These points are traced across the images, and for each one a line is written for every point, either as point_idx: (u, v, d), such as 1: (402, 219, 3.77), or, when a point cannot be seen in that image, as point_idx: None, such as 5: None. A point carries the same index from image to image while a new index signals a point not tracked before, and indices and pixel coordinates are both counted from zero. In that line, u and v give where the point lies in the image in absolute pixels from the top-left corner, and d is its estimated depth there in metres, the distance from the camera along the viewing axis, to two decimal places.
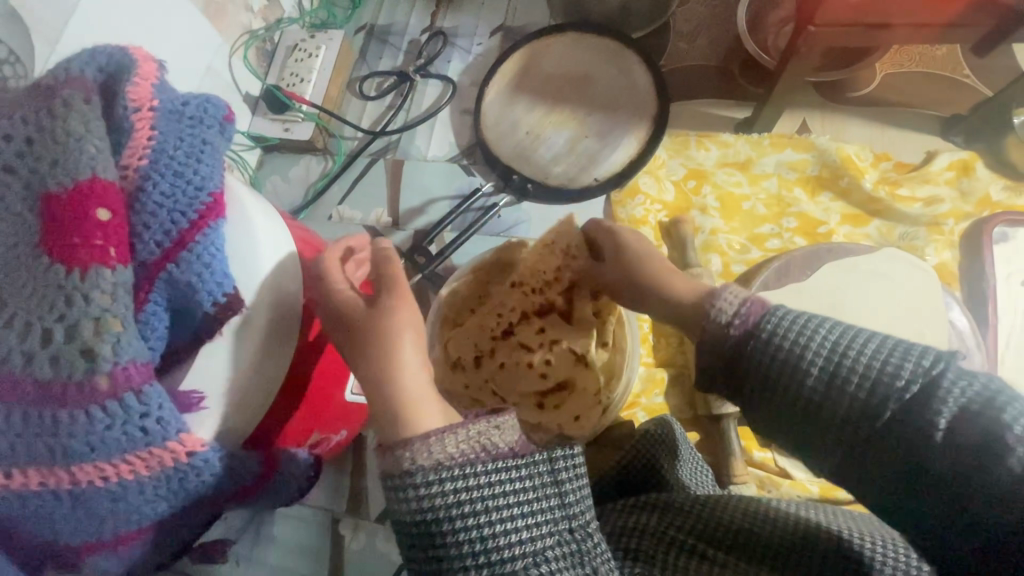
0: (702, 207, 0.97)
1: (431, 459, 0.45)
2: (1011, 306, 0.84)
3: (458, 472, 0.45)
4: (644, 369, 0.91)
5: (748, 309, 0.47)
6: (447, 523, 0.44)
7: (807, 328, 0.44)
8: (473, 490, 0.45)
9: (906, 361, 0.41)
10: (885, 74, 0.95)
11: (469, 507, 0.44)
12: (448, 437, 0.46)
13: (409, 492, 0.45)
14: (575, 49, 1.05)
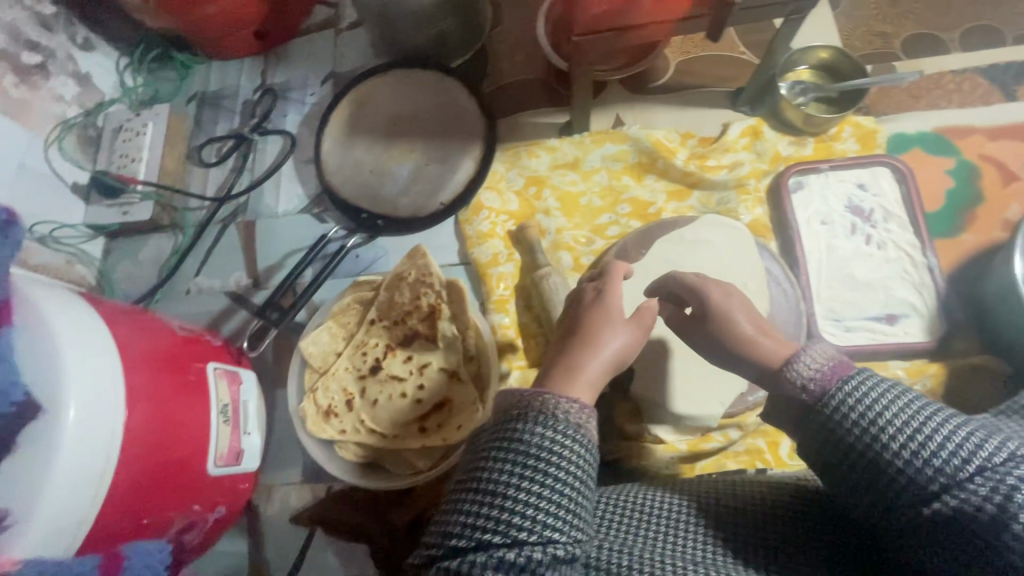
0: (545, 210, 1.03)
1: (564, 409, 0.54)
2: (816, 245, 0.95)
3: (570, 426, 0.53)
4: (521, 374, 0.93)
5: (829, 371, 0.52)
6: (526, 454, 0.51)
7: (880, 401, 0.48)
8: (558, 452, 0.52)
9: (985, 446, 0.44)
10: (677, 63, 1.06)
11: (550, 459, 0.51)
12: (574, 412, 0.54)
13: (519, 432, 0.53)
14: (401, 85, 1.10)
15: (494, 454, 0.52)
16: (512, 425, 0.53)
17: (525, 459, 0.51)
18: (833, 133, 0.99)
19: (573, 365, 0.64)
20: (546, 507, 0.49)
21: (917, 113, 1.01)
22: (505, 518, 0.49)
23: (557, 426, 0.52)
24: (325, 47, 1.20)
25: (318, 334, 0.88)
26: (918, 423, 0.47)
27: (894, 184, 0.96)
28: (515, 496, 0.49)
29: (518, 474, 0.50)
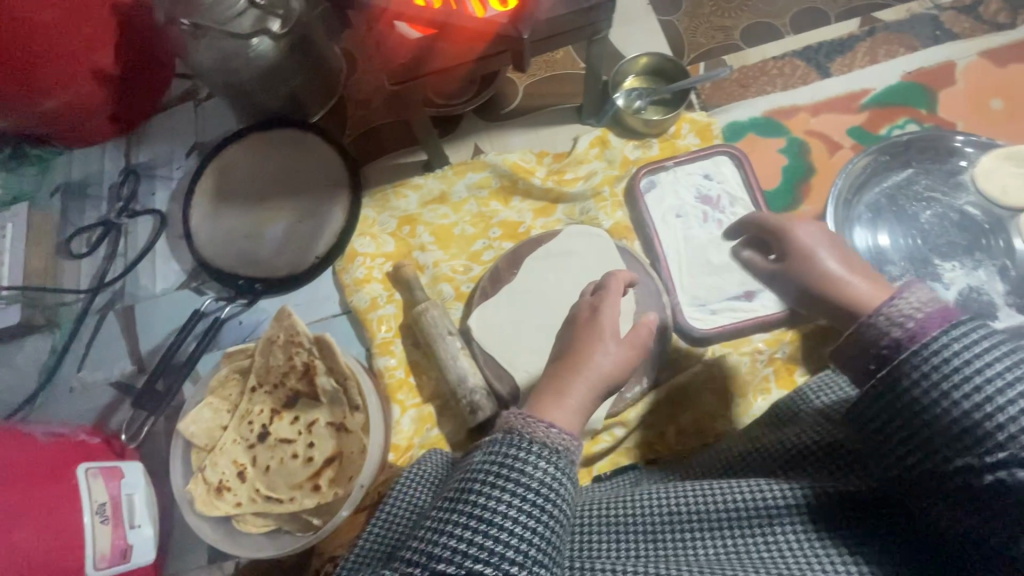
0: (421, 247, 1.05)
1: (546, 435, 0.54)
2: (672, 238, 1.01)
3: (552, 455, 0.53)
4: (416, 411, 0.94)
5: (926, 318, 0.48)
6: (522, 482, 0.51)
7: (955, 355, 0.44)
8: (529, 470, 0.52)
9: None
10: (525, 86, 1.11)
11: (517, 480, 0.51)
12: (549, 430, 0.54)
13: (498, 450, 0.54)
14: (262, 147, 1.11)
15: (484, 480, 0.52)
16: (511, 451, 0.53)
17: (522, 488, 0.51)
18: (674, 131, 1.05)
19: (562, 388, 0.61)
20: (535, 533, 0.49)
21: (747, 101, 1.08)
22: (496, 550, 0.48)
23: (545, 455, 0.53)
24: (186, 120, 1.20)
25: (199, 411, 0.87)
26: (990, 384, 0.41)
27: (734, 169, 1.03)
28: (505, 525, 0.49)
29: (507, 501, 0.50)
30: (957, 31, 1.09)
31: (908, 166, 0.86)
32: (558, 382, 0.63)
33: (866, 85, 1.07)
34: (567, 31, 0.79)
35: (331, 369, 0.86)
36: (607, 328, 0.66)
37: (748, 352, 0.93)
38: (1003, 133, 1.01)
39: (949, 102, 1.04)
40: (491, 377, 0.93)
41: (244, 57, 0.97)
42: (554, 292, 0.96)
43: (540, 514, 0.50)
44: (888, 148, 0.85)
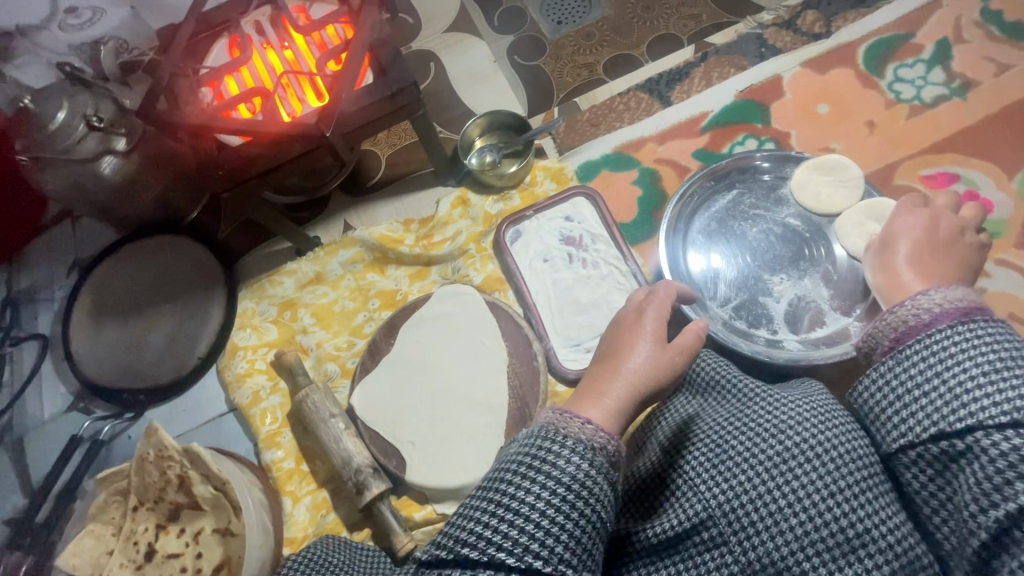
0: (303, 330, 1.06)
1: (582, 431, 0.55)
2: (542, 283, 1.03)
3: (594, 451, 0.54)
4: (310, 499, 0.94)
5: (942, 315, 0.55)
6: (555, 477, 0.53)
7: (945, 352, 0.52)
8: (565, 473, 0.53)
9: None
10: (387, 157, 1.15)
11: (551, 483, 0.52)
12: (593, 427, 0.56)
13: (544, 445, 0.55)
14: (136, 257, 1.12)
15: (518, 472, 0.54)
16: (547, 445, 0.54)
17: (556, 484, 0.52)
18: (530, 180, 1.10)
19: (600, 387, 0.62)
20: (565, 530, 0.51)
21: (598, 139, 1.13)
22: (522, 541, 0.50)
23: (585, 451, 0.54)
24: (64, 237, 1.21)
25: (80, 541, 0.85)
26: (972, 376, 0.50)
27: (591, 208, 1.06)
28: (536, 518, 0.51)
29: (537, 497, 0.52)
30: (780, 46, 1.16)
31: (732, 187, 0.90)
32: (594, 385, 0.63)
33: (705, 108, 1.13)
34: (380, 117, 0.83)
35: (208, 476, 0.85)
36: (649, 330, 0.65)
37: None
38: (833, 135, 1.07)
39: (781, 113, 1.10)
40: (378, 453, 0.94)
41: (94, 177, 0.99)
42: (430, 357, 0.97)
43: (573, 511, 0.52)
44: (710, 173, 0.90)
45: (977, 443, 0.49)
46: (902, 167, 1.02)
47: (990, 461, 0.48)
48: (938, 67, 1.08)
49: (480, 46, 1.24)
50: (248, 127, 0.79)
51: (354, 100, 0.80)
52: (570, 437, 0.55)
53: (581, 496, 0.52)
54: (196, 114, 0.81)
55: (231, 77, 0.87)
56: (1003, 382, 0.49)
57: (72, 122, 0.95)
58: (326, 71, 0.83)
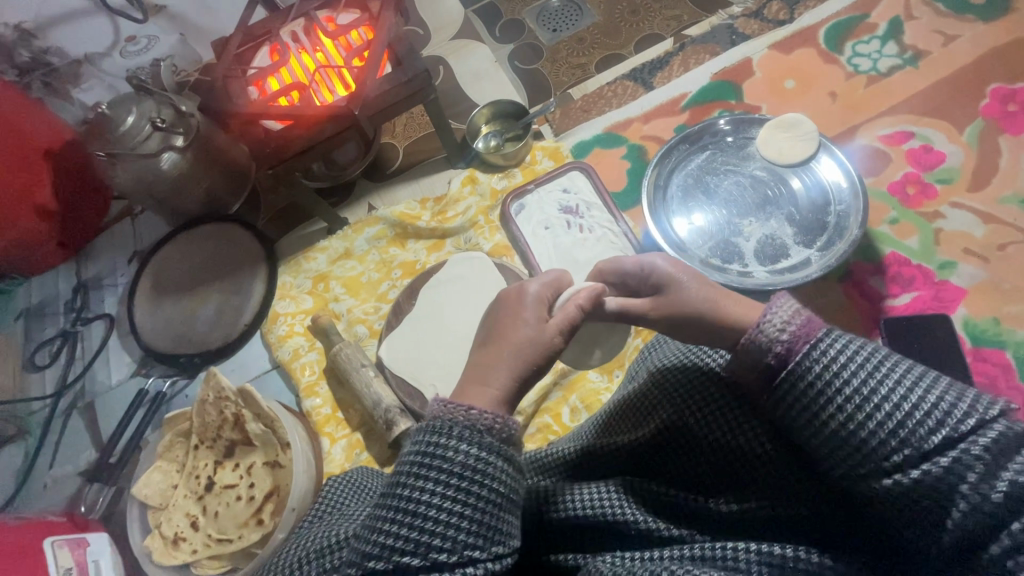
0: (335, 298, 1.20)
1: (468, 417, 0.57)
2: (544, 246, 1.17)
3: (487, 436, 0.56)
4: (346, 440, 1.06)
5: (800, 328, 0.54)
6: (448, 470, 0.54)
7: (855, 360, 0.50)
8: (454, 469, 0.54)
9: (946, 420, 0.46)
10: (404, 147, 1.30)
11: (442, 481, 0.54)
12: (484, 417, 0.57)
13: (433, 440, 0.56)
14: (189, 242, 1.28)
15: (411, 473, 0.55)
16: (436, 438, 0.56)
17: (449, 477, 0.54)
18: (530, 159, 1.24)
19: (485, 376, 0.65)
20: (467, 520, 0.53)
21: (589, 122, 1.27)
22: (423, 541, 0.52)
23: (475, 439, 0.56)
24: (125, 232, 1.39)
25: (150, 474, 0.99)
26: (888, 383, 0.48)
27: (586, 180, 1.20)
28: (437, 514, 0.53)
29: (435, 492, 0.53)
30: (749, 32, 1.29)
31: (704, 148, 1.03)
32: (484, 369, 0.66)
33: (684, 90, 1.26)
34: (398, 100, 0.97)
35: (259, 415, 0.98)
36: (531, 311, 0.70)
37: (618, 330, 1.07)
38: (799, 106, 1.19)
39: (752, 90, 1.23)
40: (404, 397, 1.06)
41: (155, 172, 1.16)
42: (447, 313, 1.11)
43: (469, 499, 0.54)
44: (683, 138, 1.02)
45: (903, 464, 0.46)
46: (863, 129, 1.14)
47: (922, 470, 0.45)
48: (892, 42, 1.21)
49: (482, 49, 1.40)
50: (290, 113, 0.95)
51: (376, 87, 0.96)
52: (457, 426, 0.57)
53: (474, 493, 0.54)
54: (247, 106, 0.97)
55: (273, 76, 1.04)
56: (904, 393, 0.48)
57: (139, 125, 1.11)
58: (352, 66, 0.99)
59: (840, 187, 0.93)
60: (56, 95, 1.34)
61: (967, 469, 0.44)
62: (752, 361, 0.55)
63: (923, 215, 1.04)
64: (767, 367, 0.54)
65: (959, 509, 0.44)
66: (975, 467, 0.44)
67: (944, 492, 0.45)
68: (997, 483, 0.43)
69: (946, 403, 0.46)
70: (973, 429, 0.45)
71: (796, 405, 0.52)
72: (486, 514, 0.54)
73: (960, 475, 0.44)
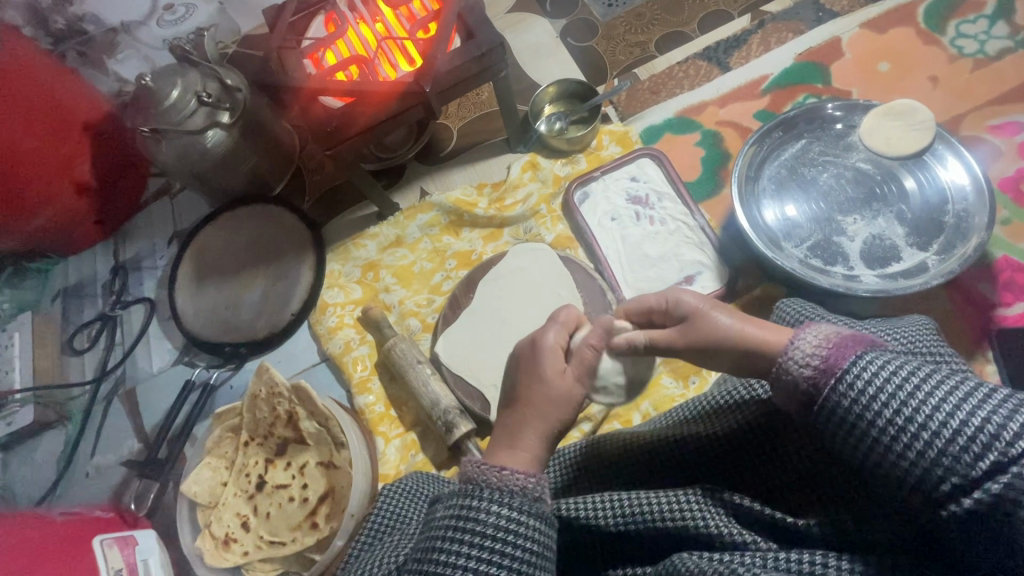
0: (385, 288, 1.14)
1: (500, 478, 0.58)
2: (610, 239, 1.09)
3: (524, 501, 0.57)
4: (400, 440, 1.01)
5: (830, 354, 0.51)
6: (482, 532, 0.55)
7: (885, 384, 0.47)
8: (487, 531, 0.55)
9: (992, 445, 0.41)
10: (458, 128, 1.22)
11: (475, 542, 0.54)
12: (515, 476, 0.59)
13: (467, 501, 0.57)
14: (232, 224, 1.22)
15: (445, 536, 0.55)
16: (469, 501, 0.57)
17: (482, 538, 0.54)
18: (596, 145, 1.15)
19: (515, 436, 0.65)
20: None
21: (659, 105, 1.18)
22: None
23: (510, 502, 0.57)
24: (164, 211, 1.32)
25: (199, 471, 0.94)
26: (925, 409, 0.45)
27: (657, 169, 1.11)
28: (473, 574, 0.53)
29: (468, 552, 0.54)
30: (837, 9, 1.18)
31: (800, 136, 0.93)
32: (517, 426, 0.66)
33: (764, 71, 1.16)
34: (468, 78, 0.90)
35: (314, 413, 0.93)
36: (548, 365, 0.69)
37: None
38: (894, 92, 1.09)
39: (841, 73, 1.13)
40: (462, 396, 1.00)
41: (199, 149, 1.09)
42: (508, 308, 1.04)
43: (503, 561, 0.54)
44: (778, 124, 0.93)
45: (953, 495, 0.43)
46: (969, 118, 1.04)
47: (977, 502, 0.42)
48: (1001, 22, 1.10)
49: (541, 23, 1.30)
50: (354, 90, 0.86)
51: (447, 63, 0.87)
52: (490, 487, 0.58)
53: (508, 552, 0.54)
54: (304, 80, 0.89)
55: (329, 49, 0.95)
56: (946, 418, 0.44)
57: (185, 99, 1.05)
58: (417, 38, 0.91)
59: (961, 187, 0.84)
60: (92, 66, 1.27)
61: (1022, 495, 0.40)
62: (788, 388, 0.54)
63: None
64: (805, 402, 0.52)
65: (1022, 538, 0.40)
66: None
67: (1002, 519, 0.41)
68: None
69: (996, 420, 0.42)
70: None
71: (835, 437, 0.50)
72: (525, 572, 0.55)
73: (1013, 503, 0.40)
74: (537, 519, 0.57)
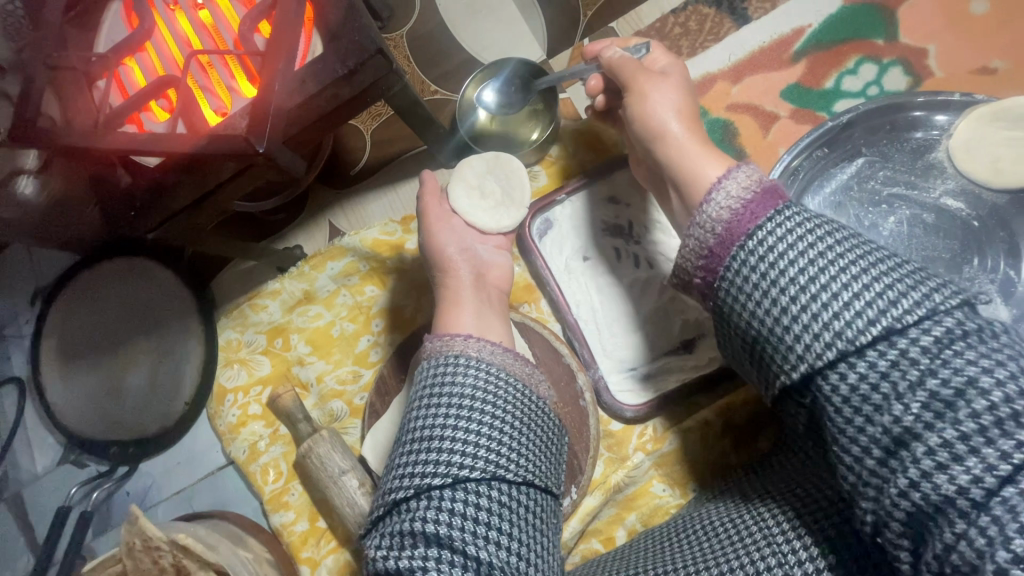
0: (299, 360, 0.89)
1: (470, 345, 0.58)
2: (580, 287, 0.81)
3: (497, 369, 0.56)
4: (331, 561, 0.82)
5: (744, 201, 0.48)
6: (457, 393, 0.53)
7: (776, 253, 0.43)
8: (464, 390, 0.54)
9: (891, 307, 0.37)
10: (371, 131, 0.90)
11: (451, 401, 0.53)
12: (480, 341, 0.59)
13: (446, 362, 0.57)
14: (91, 289, 0.92)
15: (425, 393, 0.55)
16: (443, 364, 0.57)
17: (460, 398, 0.53)
18: (558, 152, 0.85)
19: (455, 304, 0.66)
20: (494, 449, 0.50)
21: None
22: (440, 459, 0.49)
23: (484, 367, 0.56)
24: (18, 263, 1.02)
25: None
26: (824, 281, 0.40)
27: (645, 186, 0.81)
28: (462, 438, 0.50)
29: (451, 416, 0.52)
30: None
31: (856, 154, 0.62)
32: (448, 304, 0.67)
33: (798, 23, 0.80)
34: (336, 108, 0.57)
35: (207, 564, 0.71)
36: (433, 212, 0.72)
37: (694, 427, 0.74)
38: (991, 49, 0.74)
39: (912, 21, 0.77)
40: None
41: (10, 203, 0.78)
42: None
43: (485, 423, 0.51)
44: (826, 137, 0.61)
45: (845, 373, 0.38)
46: None
47: (872, 378, 0.37)
48: None
49: None
50: (155, 146, 0.55)
51: (294, 90, 0.54)
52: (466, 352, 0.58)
53: (486, 414, 0.52)
54: (85, 134, 0.58)
55: (133, 62, 0.63)
56: (842, 286, 0.39)
57: None
58: (253, 42, 0.57)
59: None
60: None
61: (900, 373, 0.36)
62: (691, 249, 0.51)
63: None
64: (709, 247, 0.48)
65: (883, 425, 0.36)
66: (916, 365, 0.36)
67: (873, 403, 0.37)
68: (932, 381, 0.35)
69: (907, 289, 0.38)
70: (918, 321, 0.37)
71: (730, 303, 0.46)
72: (506, 437, 0.51)
73: (895, 377, 0.36)
74: (507, 392, 0.55)
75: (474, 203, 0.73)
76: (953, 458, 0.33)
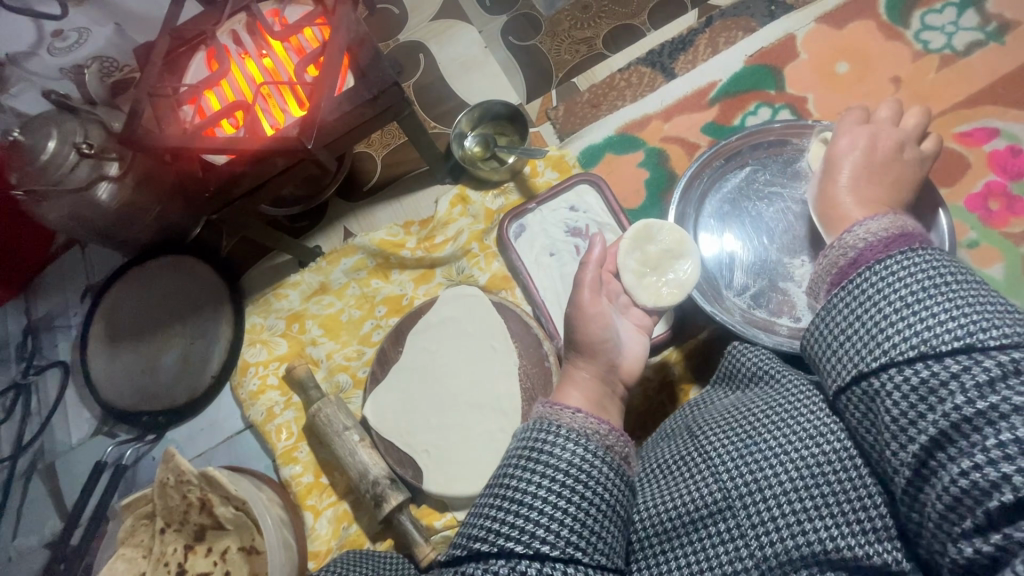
0: (312, 341, 1.05)
1: (573, 421, 0.59)
2: (547, 277, 0.99)
3: (581, 434, 0.58)
4: (331, 511, 0.94)
5: (886, 237, 0.58)
6: (550, 464, 0.55)
7: (886, 278, 0.51)
8: (553, 470, 0.54)
9: (973, 332, 0.44)
10: (382, 157, 1.13)
11: (540, 478, 0.54)
12: (575, 415, 0.60)
13: (541, 437, 0.57)
14: (139, 282, 1.10)
15: (517, 467, 0.56)
16: (539, 437, 0.58)
17: (553, 473, 0.54)
18: (530, 171, 1.05)
19: None
20: (565, 511, 0.52)
21: (600, 121, 1.07)
22: (526, 529, 0.51)
23: (569, 435, 0.57)
24: (75, 265, 1.21)
25: (112, 565, 0.87)
26: (922, 314, 0.47)
27: (597, 196, 1.00)
28: (541, 507, 0.52)
29: (535, 481, 0.54)
30: (791, 2, 1.07)
31: (745, 164, 0.85)
32: None
33: (713, 77, 1.05)
34: (363, 122, 0.79)
35: (228, 496, 0.85)
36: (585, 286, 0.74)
37: (640, 382, 0.91)
38: (854, 96, 0.99)
39: (795, 76, 1.02)
40: (394, 462, 0.93)
41: (92, 205, 0.96)
42: (438, 364, 0.96)
43: (573, 495, 0.53)
44: (719, 151, 0.84)
45: (922, 369, 0.45)
46: (935, 125, 0.94)
47: (938, 373, 0.44)
48: (971, 11, 0.99)
49: (469, 31, 1.18)
50: (229, 146, 0.76)
51: (334, 108, 0.76)
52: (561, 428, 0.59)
53: (569, 483, 0.53)
54: (175, 138, 0.78)
55: (211, 93, 0.85)
56: (936, 307, 0.47)
57: (63, 152, 0.91)
58: (306, 77, 0.80)
59: None
60: None
61: (969, 376, 0.43)
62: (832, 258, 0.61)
63: (1008, 237, 0.87)
64: (839, 266, 0.60)
65: (944, 413, 0.43)
66: (989, 372, 0.42)
67: (936, 396, 0.44)
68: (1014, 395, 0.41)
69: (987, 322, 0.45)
70: (1000, 346, 0.43)
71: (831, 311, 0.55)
72: (588, 503, 0.53)
73: (960, 381, 0.43)
74: (586, 457, 0.55)
75: (641, 269, 0.79)
76: (1007, 456, 0.39)
